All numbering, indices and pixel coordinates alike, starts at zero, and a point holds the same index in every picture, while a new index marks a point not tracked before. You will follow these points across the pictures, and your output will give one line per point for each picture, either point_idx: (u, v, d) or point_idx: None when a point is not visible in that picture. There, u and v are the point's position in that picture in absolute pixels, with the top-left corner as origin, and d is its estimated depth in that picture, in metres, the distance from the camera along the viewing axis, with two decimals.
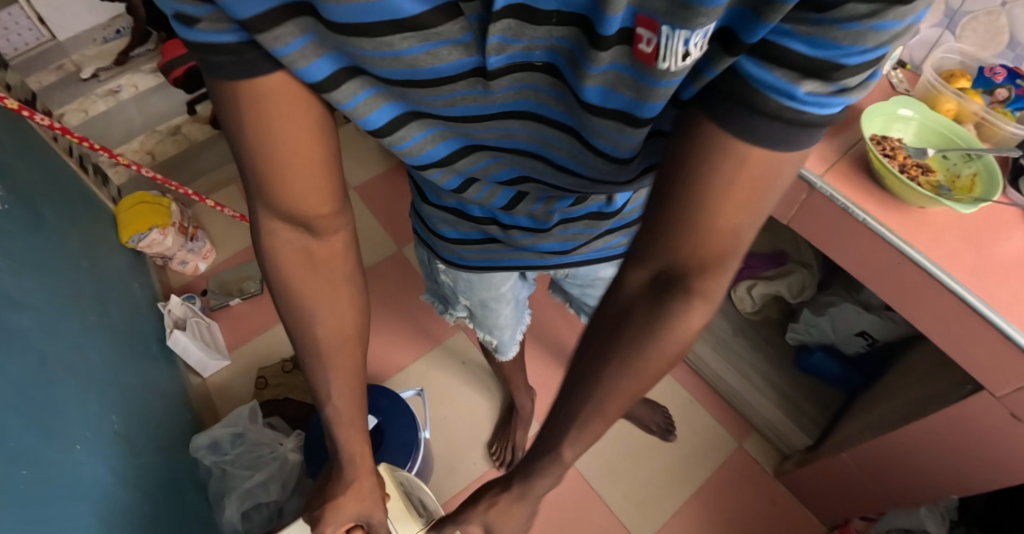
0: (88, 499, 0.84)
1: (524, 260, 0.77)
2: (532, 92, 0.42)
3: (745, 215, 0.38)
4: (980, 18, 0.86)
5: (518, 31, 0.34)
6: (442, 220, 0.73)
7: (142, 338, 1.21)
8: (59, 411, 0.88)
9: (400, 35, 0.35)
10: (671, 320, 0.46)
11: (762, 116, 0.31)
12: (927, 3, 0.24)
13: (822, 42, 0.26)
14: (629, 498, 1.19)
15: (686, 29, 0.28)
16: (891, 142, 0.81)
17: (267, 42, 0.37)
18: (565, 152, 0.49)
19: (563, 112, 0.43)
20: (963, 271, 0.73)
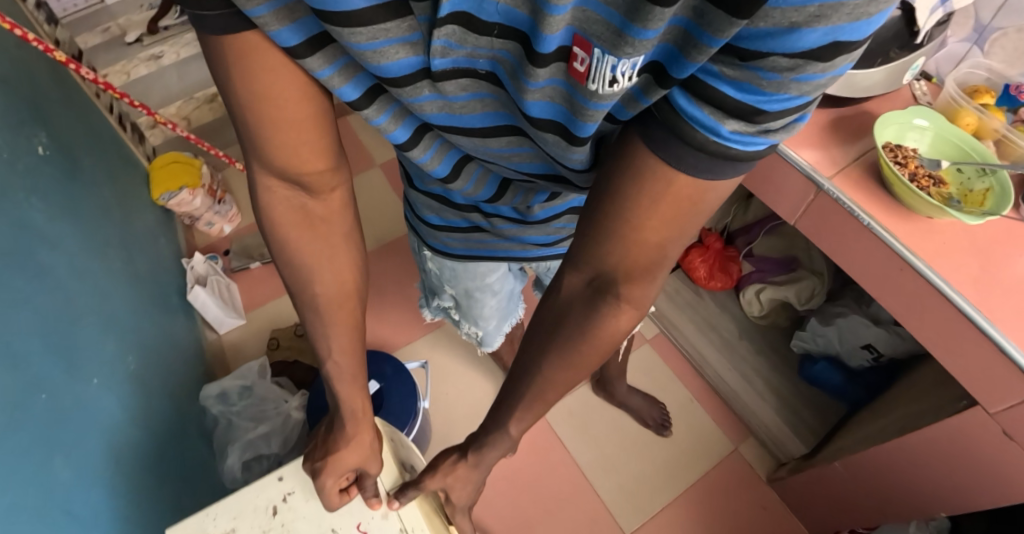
0: (99, 430, 0.89)
1: (507, 251, 0.83)
2: (478, 101, 0.50)
3: (670, 227, 0.45)
4: (1010, 35, 0.86)
5: (461, 37, 0.40)
6: (428, 208, 0.78)
7: (164, 292, 1.26)
8: (81, 347, 0.93)
9: (348, 29, 0.41)
10: (603, 321, 0.54)
11: (691, 148, 0.37)
12: (843, 62, 0.30)
13: (747, 88, 0.32)
14: (621, 489, 1.19)
15: (614, 56, 0.34)
16: (904, 151, 0.82)
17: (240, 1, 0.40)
18: (523, 151, 0.57)
19: (512, 117, 0.51)
20: (967, 283, 0.73)
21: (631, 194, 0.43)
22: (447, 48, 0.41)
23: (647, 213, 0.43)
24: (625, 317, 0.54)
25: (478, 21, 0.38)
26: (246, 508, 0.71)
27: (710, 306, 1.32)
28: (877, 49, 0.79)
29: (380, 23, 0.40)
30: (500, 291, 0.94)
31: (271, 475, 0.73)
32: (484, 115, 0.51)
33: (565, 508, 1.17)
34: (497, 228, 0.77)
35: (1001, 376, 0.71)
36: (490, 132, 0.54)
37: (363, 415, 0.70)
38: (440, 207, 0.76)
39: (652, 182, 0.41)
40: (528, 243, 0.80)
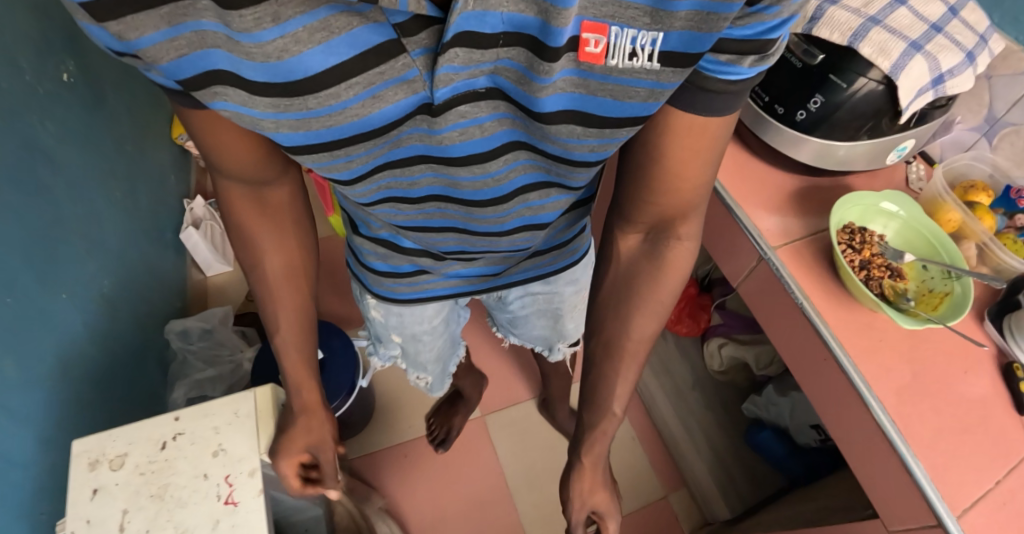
0: (57, 343, 0.95)
1: (455, 289, 0.79)
2: (476, 129, 0.41)
3: (700, 166, 0.46)
4: (1021, 132, 0.78)
5: (467, 58, 0.34)
6: (373, 253, 0.72)
7: (161, 226, 1.35)
8: (61, 262, 1.01)
9: (344, 83, 0.36)
10: (669, 256, 0.56)
11: (704, 90, 0.39)
12: None
13: (750, 25, 0.34)
14: (538, 508, 1.18)
15: (633, 27, 0.33)
16: (867, 235, 0.77)
17: (204, 98, 0.38)
18: (534, 168, 0.49)
19: (519, 132, 0.43)
20: (889, 388, 0.70)
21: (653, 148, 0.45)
22: (454, 75, 0.36)
23: (677, 161, 0.46)
24: (681, 252, 0.56)
25: (482, 36, 0.33)
26: (141, 436, 0.76)
27: (672, 349, 1.29)
28: (859, 119, 0.73)
29: (374, 65, 0.35)
30: (442, 329, 0.92)
31: (169, 413, 0.77)
32: (486, 143, 0.43)
33: (481, 515, 1.17)
34: (441, 270, 0.74)
35: (906, 492, 0.67)
36: (502, 162, 0.46)
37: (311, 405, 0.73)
38: (387, 255, 0.71)
39: (678, 137, 0.43)
40: (470, 278, 0.78)
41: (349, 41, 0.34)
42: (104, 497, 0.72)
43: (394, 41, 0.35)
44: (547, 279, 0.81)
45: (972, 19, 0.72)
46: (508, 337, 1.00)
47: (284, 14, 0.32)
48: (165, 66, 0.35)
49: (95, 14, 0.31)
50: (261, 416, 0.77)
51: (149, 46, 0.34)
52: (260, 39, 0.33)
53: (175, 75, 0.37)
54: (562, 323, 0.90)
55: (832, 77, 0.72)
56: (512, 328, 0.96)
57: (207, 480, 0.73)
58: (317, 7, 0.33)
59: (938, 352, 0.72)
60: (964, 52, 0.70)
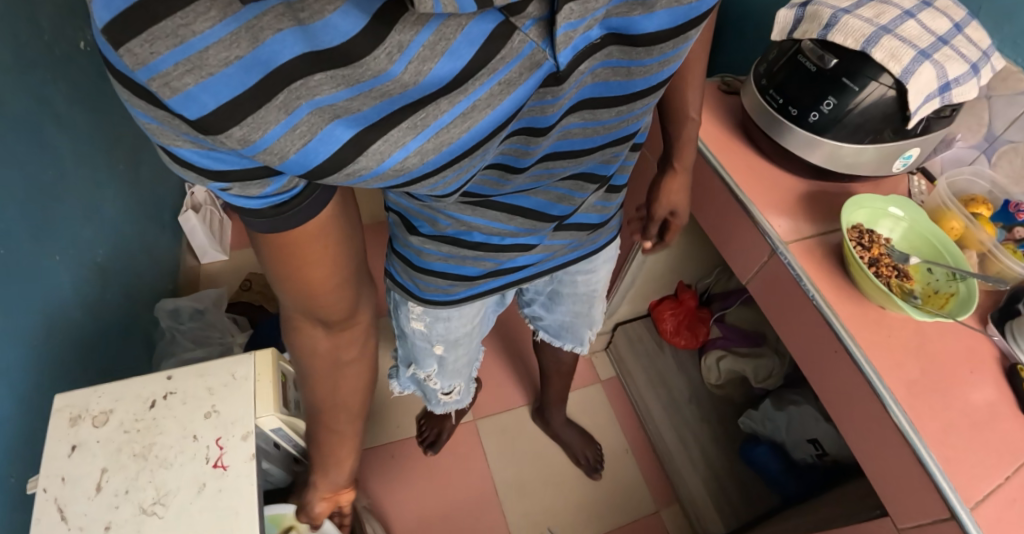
0: (44, 302, 0.92)
1: (510, 279, 0.77)
2: (589, 78, 0.44)
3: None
4: (1019, 150, 0.83)
5: (582, 9, 0.36)
6: (436, 254, 0.67)
7: (159, 207, 1.32)
8: (57, 223, 0.99)
9: (473, 79, 0.35)
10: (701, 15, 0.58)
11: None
12: None
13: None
14: (527, 516, 1.13)
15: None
16: (874, 236, 0.78)
17: (337, 178, 0.37)
18: (613, 125, 0.53)
19: (626, 81, 0.47)
20: (898, 380, 0.70)
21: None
22: (571, 31, 0.37)
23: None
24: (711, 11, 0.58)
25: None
26: (129, 394, 0.71)
27: (669, 362, 1.26)
28: (867, 124, 0.76)
29: (497, 53, 0.35)
30: (479, 329, 0.90)
31: (161, 372, 0.73)
32: (596, 88, 0.46)
33: (467, 520, 1.12)
34: (503, 265, 0.72)
35: (920, 487, 0.66)
36: (603, 112, 0.49)
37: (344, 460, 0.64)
38: (453, 263, 0.68)
39: None
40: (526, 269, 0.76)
41: (467, 41, 0.33)
42: (84, 454, 0.67)
43: (505, 24, 0.34)
44: (591, 258, 0.81)
45: (975, 37, 0.77)
46: (539, 332, 1.00)
47: (406, 41, 0.31)
48: (292, 158, 0.33)
49: (217, 129, 0.30)
50: (260, 378, 0.74)
51: (275, 140, 0.32)
52: (391, 75, 0.33)
53: (306, 165, 0.34)
54: (594, 307, 0.90)
55: (844, 80, 0.75)
56: (544, 317, 0.95)
57: (196, 442, 0.68)
58: (427, 22, 0.31)
59: (947, 350, 0.73)
60: (968, 64, 0.74)
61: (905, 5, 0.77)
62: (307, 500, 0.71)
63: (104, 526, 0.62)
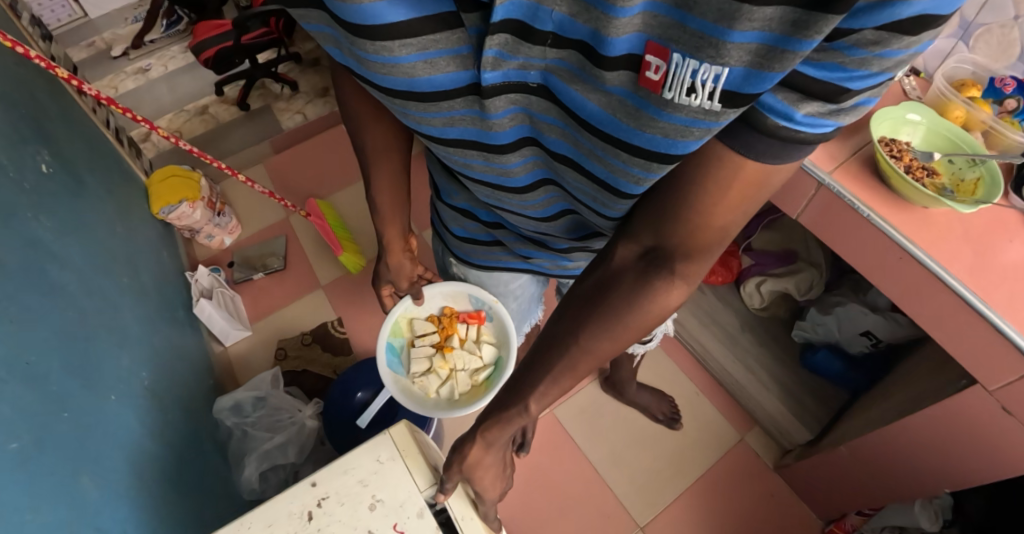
0: (119, 444, 0.89)
1: (524, 264, 0.89)
2: (526, 116, 0.50)
3: (734, 210, 0.46)
4: (994, 30, 0.90)
5: (514, 47, 0.41)
6: (452, 219, 0.84)
7: (171, 305, 1.26)
8: (99, 362, 0.93)
9: (400, 43, 0.43)
10: (652, 293, 0.54)
11: (761, 134, 0.38)
12: (927, 38, 0.30)
13: (827, 66, 0.33)
14: (631, 482, 1.20)
15: (696, 59, 0.34)
16: (899, 144, 0.85)
17: (298, 15, 0.50)
18: (574, 183, 0.58)
19: (561, 141, 0.51)
20: (961, 268, 0.77)
21: (704, 177, 0.45)
22: (496, 58, 0.42)
23: (711, 197, 0.45)
24: (673, 295, 0.54)
25: (533, 30, 0.39)
26: (280, 514, 0.71)
27: (711, 300, 1.33)
28: None
29: (431, 33, 0.42)
30: (524, 293, 1.00)
31: (304, 480, 0.73)
32: (514, 131, 0.52)
33: (576, 504, 1.19)
34: (517, 250, 0.84)
35: (1000, 354, 0.73)
36: (541, 152, 0.56)
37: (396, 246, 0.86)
38: (466, 221, 0.83)
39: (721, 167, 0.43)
40: (539, 262, 0.86)
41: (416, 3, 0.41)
42: None
43: (454, 14, 0.41)
44: None
45: None
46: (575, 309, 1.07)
47: None
48: None
49: None
50: (404, 453, 0.75)
51: None
52: None
53: None
54: None
55: None
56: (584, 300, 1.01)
57: None
58: None
59: (984, 227, 0.81)
60: None
61: None
62: (397, 265, 0.89)
63: None
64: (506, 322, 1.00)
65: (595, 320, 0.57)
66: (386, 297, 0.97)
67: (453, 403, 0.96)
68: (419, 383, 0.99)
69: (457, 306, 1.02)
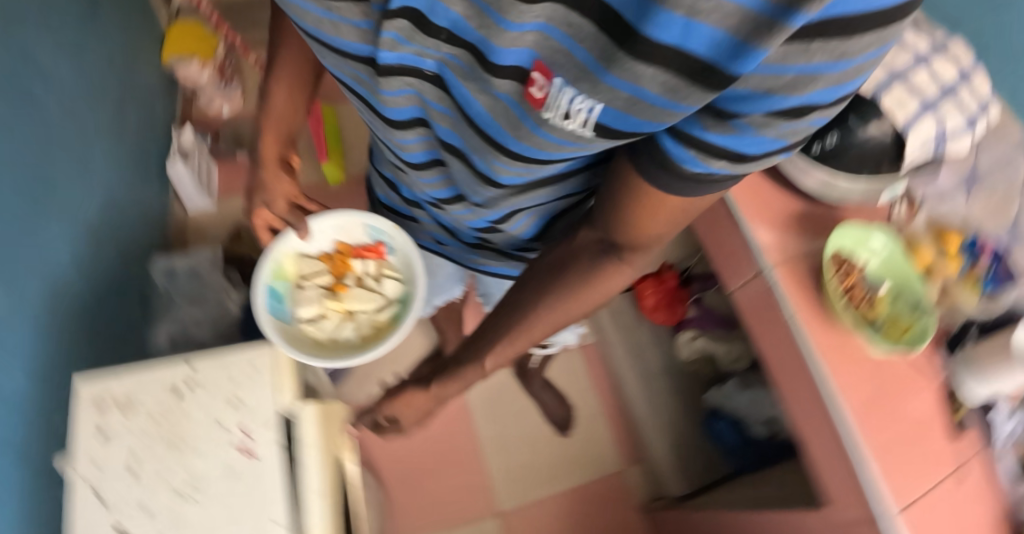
0: (45, 268, 0.92)
1: (435, 247, 0.92)
2: (421, 101, 0.51)
3: (665, 226, 0.48)
4: (996, 189, 0.88)
5: (410, 33, 0.42)
6: (381, 186, 0.86)
7: (145, 155, 1.28)
8: (51, 187, 0.97)
9: None
10: (602, 276, 0.58)
11: (677, 179, 0.40)
12: (817, 116, 0.32)
13: (727, 134, 0.34)
14: (505, 469, 1.26)
15: (574, 90, 0.37)
16: (851, 264, 0.84)
17: None
18: (459, 173, 0.60)
19: (452, 132, 0.53)
20: (854, 401, 0.77)
21: (626, 195, 0.46)
22: (396, 42, 0.44)
23: (640, 216, 0.47)
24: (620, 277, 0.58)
25: (428, 23, 0.40)
26: (150, 381, 0.77)
27: (646, 336, 1.35)
28: (864, 160, 0.79)
29: None
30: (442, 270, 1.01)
31: (182, 358, 0.79)
32: (412, 111, 0.53)
33: (448, 471, 1.24)
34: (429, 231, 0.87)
35: (855, 491, 0.74)
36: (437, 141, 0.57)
37: (271, 162, 0.84)
38: (389, 190, 0.84)
39: (644, 197, 0.45)
40: (448, 248, 0.90)
41: None
42: (116, 442, 0.73)
43: None
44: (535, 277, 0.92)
45: (979, 86, 0.80)
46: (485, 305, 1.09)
47: None
48: None
49: None
50: (278, 369, 0.81)
51: None
52: None
53: None
54: None
55: (852, 115, 0.77)
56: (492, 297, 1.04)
57: (222, 426, 0.75)
58: None
59: (895, 371, 0.80)
60: (965, 117, 0.77)
61: (920, 48, 0.78)
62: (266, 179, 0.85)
63: (138, 507, 0.69)
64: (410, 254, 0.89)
65: (552, 292, 0.63)
66: (260, 224, 0.89)
67: (357, 345, 0.86)
68: (308, 328, 0.86)
69: (350, 239, 0.91)
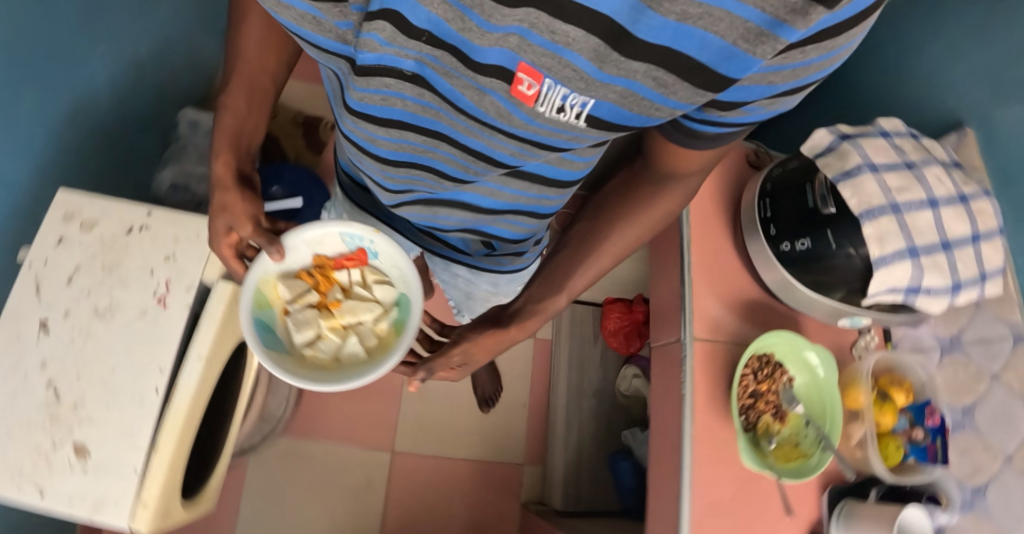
0: (78, 85, 0.99)
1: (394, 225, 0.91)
2: (396, 101, 0.45)
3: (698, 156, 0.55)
4: (967, 368, 0.83)
5: (391, 35, 0.38)
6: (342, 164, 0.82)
7: (210, 12, 1.35)
8: (105, 13, 1.03)
9: None
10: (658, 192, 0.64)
11: (696, 141, 0.49)
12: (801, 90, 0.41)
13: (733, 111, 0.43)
14: (416, 417, 1.31)
15: (567, 87, 0.39)
16: (772, 371, 0.79)
17: None
18: (443, 164, 0.56)
19: (438, 126, 0.49)
20: (705, 500, 0.74)
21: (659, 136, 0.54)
22: (379, 46, 0.39)
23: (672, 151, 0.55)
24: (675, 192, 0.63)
25: (409, 24, 0.37)
26: (116, 212, 0.82)
27: (594, 354, 1.36)
28: (828, 279, 0.73)
29: None
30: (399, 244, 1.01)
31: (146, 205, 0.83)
32: (391, 115, 0.47)
33: (366, 397, 1.31)
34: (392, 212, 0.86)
35: None
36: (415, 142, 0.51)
37: (229, 186, 0.63)
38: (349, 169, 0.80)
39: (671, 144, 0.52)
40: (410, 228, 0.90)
41: None
42: (67, 247, 0.80)
43: None
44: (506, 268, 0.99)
45: (988, 255, 0.72)
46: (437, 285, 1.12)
47: None
48: None
49: None
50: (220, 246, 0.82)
51: None
52: None
53: None
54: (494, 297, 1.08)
55: (827, 231, 0.71)
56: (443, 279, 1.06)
57: (152, 276, 0.80)
58: None
59: (764, 491, 0.76)
60: (951, 281, 0.70)
61: (935, 191, 0.71)
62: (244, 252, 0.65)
63: (65, 312, 0.78)
64: (396, 250, 0.63)
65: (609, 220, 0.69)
66: (227, 254, 0.65)
67: (358, 369, 0.59)
68: (309, 358, 0.62)
69: (324, 246, 0.64)
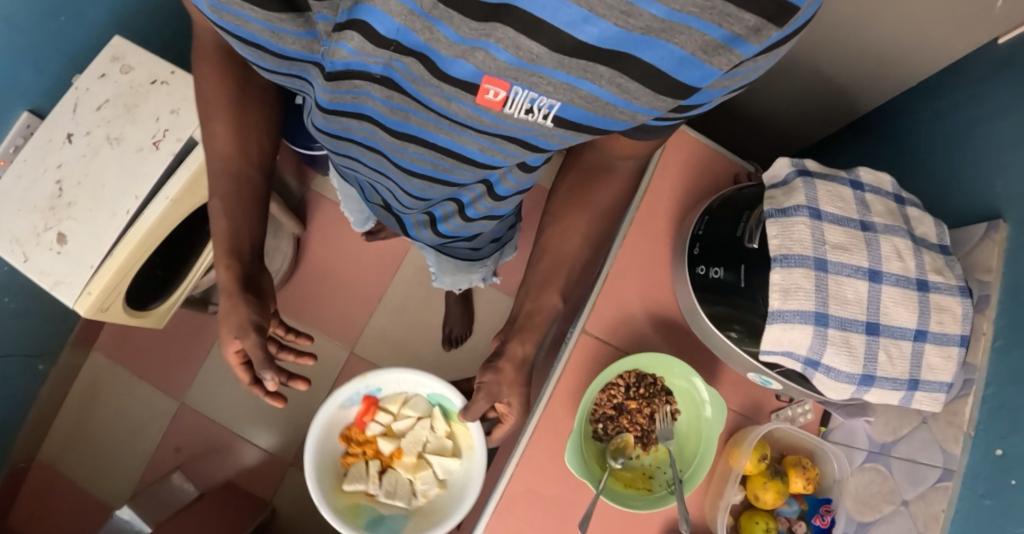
0: None
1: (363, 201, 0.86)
2: (370, 100, 0.42)
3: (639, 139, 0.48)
4: (884, 483, 0.72)
5: (360, 44, 0.35)
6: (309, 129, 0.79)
7: None
8: None
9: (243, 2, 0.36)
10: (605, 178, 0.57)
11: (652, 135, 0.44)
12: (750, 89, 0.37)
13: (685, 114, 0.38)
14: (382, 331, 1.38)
15: (535, 91, 0.35)
16: (650, 394, 0.74)
17: None
18: (428, 162, 0.50)
19: (418, 127, 0.44)
20: (524, 491, 0.72)
21: None
22: (348, 54, 0.36)
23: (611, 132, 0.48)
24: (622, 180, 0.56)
25: (378, 33, 0.33)
26: (149, 66, 0.96)
27: None
28: (727, 317, 0.66)
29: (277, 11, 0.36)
30: None
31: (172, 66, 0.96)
32: (370, 112, 0.44)
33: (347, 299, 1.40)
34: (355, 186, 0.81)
35: None
36: (396, 140, 0.47)
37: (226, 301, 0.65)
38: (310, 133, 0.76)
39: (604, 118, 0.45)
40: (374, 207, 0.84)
41: None
42: (106, 81, 0.95)
43: None
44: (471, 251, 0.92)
45: (930, 359, 0.60)
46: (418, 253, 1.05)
47: None
48: None
49: None
50: None
51: None
52: None
53: None
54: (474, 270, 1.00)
55: (742, 265, 0.64)
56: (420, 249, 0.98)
57: (156, 123, 0.93)
58: None
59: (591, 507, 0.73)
60: (863, 373, 0.59)
61: (881, 265, 0.60)
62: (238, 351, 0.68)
63: (86, 132, 0.93)
64: (394, 375, 0.89)
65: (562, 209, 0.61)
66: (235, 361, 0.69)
67: (456, 468, 0.87)
68: (418, 492, 0.89)
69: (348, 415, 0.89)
